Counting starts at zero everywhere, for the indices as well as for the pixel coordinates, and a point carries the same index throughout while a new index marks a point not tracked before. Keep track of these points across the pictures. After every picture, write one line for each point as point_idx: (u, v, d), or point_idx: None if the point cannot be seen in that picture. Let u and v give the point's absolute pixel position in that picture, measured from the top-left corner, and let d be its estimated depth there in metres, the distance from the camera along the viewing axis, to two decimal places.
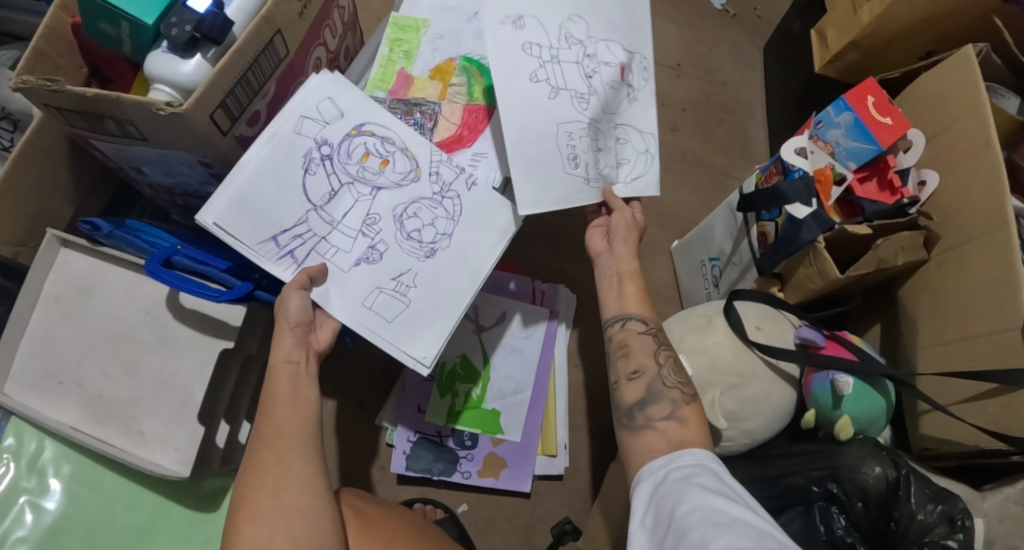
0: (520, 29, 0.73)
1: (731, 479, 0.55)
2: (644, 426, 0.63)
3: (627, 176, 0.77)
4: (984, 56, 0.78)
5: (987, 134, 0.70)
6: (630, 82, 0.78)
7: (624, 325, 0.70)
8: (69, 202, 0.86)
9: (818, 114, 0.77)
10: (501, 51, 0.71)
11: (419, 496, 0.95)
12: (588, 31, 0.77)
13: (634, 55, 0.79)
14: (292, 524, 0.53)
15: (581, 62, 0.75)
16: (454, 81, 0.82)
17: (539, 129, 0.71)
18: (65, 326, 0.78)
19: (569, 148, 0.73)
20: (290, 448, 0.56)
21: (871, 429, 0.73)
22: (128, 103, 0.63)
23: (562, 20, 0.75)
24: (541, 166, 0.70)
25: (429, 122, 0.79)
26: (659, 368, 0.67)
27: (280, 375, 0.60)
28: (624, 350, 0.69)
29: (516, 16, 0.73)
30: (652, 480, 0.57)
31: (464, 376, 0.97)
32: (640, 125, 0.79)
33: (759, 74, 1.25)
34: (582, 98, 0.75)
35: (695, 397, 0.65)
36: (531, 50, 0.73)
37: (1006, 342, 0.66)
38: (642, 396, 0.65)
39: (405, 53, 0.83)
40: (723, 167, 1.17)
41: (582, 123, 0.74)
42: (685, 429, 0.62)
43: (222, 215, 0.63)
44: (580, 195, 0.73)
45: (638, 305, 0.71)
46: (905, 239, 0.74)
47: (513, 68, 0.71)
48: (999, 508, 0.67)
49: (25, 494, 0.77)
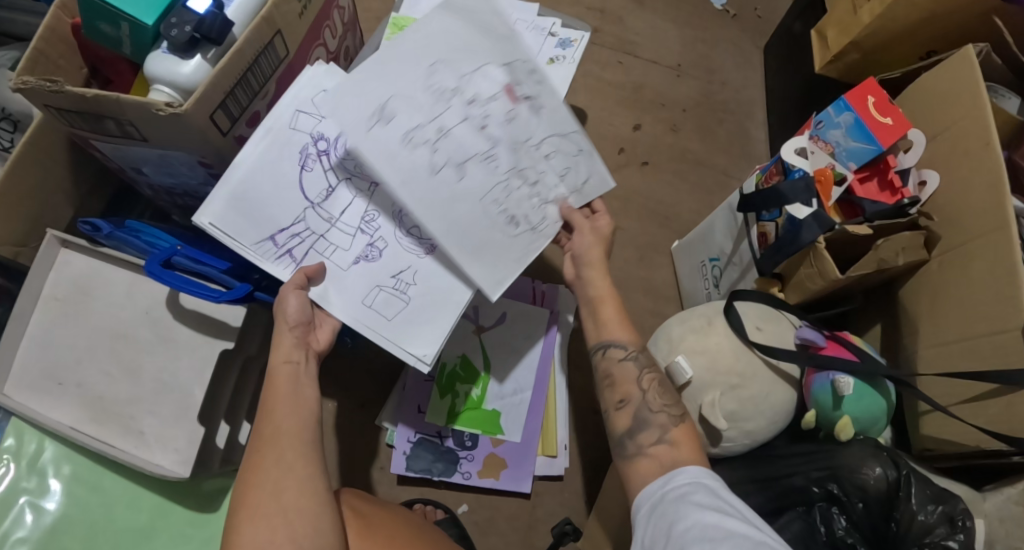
0: (390, 121, 0.63)
1: (727, 494, 0.56)
2: (637, 453, 0.62)
3: (571, 185, 0.71)
4: (985, 56, 0.78)
5: (988, 134, 0.70)
6: (524, 94, 0.68)
7: (605, 353, 0.69)
8: (69, 202, 0.86)
9: (819, 114, 0.77)
10: (386, 162, 0.62)
11: (419, 496, 0.95)
12: (457, 71, 0.65)
13: (513, 64, 0.67)
14: (291, 525, 0.53)
15: (467, 116, 0.66)
16: None
17: (465, 216, 0.65)
18: (65, 326, 0.78)
19: (504, 213, 0.67)
20: (289, 448, 0.56)
21: (872, 429, 0.73)
22: (128, 104, 0.63)
23: (426, 78, 0.65)
24: (484, 245, 0.66)
25: None
26: (644, 394, 0.66)
27: (280, 375, 0.60)
28: (609, 380, 0.68)
29: (379, 113, 0.63)
30: (649, 499, 0.58)
31: (464, 376, 0.96)
32: (560, 130, 0.69)
33: (759, 73, 1.25)
34: (489, 155, 0.66)
35: (684, 417, 0.65)
36: (414, 140, 0.63)
37: (1006, 341, 0.65)
38: (631, 425, 0.64)
39: None
40: (723, 168, 1.17)
41: (504, 181, 0.67)
42: (677, 450, 0.61)
43: (218, 214, 0.64)
44: (535, 247, 0.69)
45: (620, 329, 0.69)
46: (905, 239, 0.73)
47: (411, 173, 0.63)
48: (999, 508, 0.67)
49: (25, 494, 0.77)
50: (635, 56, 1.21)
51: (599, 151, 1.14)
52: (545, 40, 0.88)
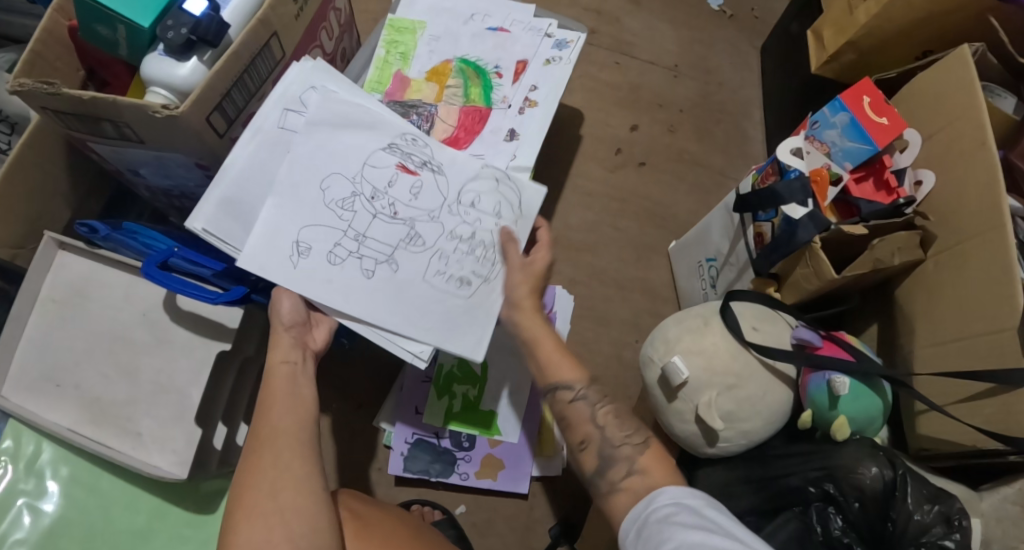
0: (310, 251, 0.66)
1: (711, 510, 0.53)
2: (610, 492, 0.60)
3: (511, 218, 0.74)
4: (980, 56, 0.78)
5: (983, 135, 0.70)
6: (419, 163, 0.72)
7: (554, 397, 0.66)
8: (67, 204, 0.86)
9: (814, 114, 0.77)
10: (324, 287, 0.66)
11: (417, 497, 0.95)
12: (350, 174, 0.70)
13: (396, 144, 0.72)
14: (288, 525, 0.53)
15: (375, 213, 0.70)
16: (450, 82, 0.85)
17: (415, 299, 0.69)
18: (63, 328, 0.78)
19: (451, 279, 0.70)
20: (287, 447, 0.56)
21: (868, 429, 0.73)
22: (124, 106, 0.63)
23: (324, 190, 0.68)
24: (444, 316, 0.69)
25: (426, 124, 0.82)
26: (603, 432, 0.64)
27: (278, 374, 0.62)
28: (565, 422, 0.66)
29: (296, 247, 0.66)
30: (634, 528, 0.56)
31: (461, 377, 0.97)
32: (469, 177, 0.74)
33: (757, 73, 1.25)
34: (411, 238, 0.71)
35: (647, 442, 0.63)
36: (339, 255, 0.67)
37: (1003, 341, 0.65)
38: (598, 464, 0.62)
39: (402, 55, 0.86)
40: (720, 168, 1.17)
41: (434, 254, 0.71)
42: (650, 477, 0.59)
43: (212, 220, 0.63)
44: (496, 294, 0.71)
45: (565, 365, 0.67)
46: (901, 238, 0.73)
47: (349, 286, 0.67)
48: (996, 508, 0.67)
49: (23, 496, 0.77)
50: (632, 57, 1.21)
51: (596, 152, 1.14)
52: (540, 41, 0.89)
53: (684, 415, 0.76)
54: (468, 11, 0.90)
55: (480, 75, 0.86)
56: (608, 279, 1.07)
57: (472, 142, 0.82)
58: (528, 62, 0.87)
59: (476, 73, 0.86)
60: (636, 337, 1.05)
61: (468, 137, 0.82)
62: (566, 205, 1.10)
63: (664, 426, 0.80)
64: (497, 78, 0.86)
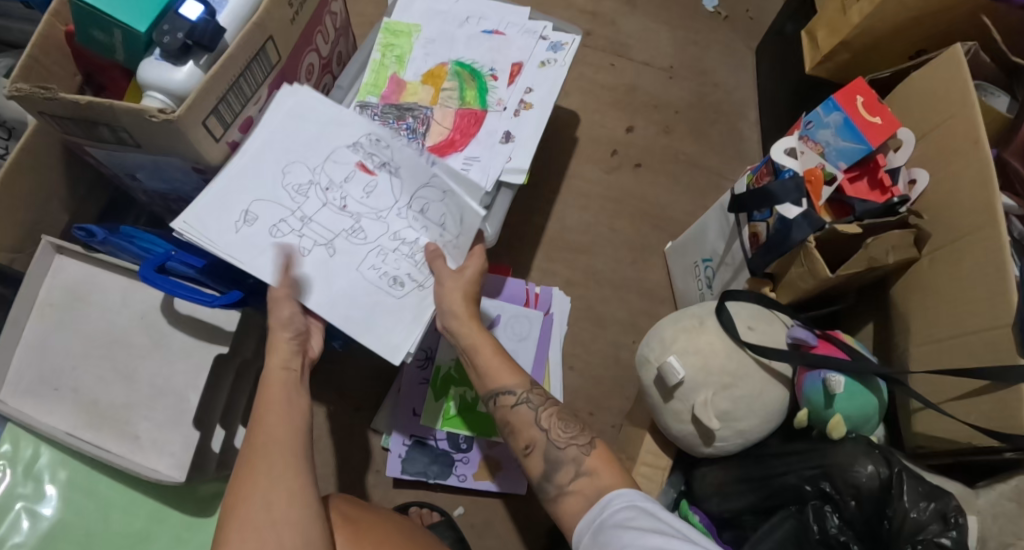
0: (256, 222, 0.68)
1: (663, 512, 0.57)
2: (559, 495, 0.64)
3: (453, 233, 0.73)
4: (973, 55, 0.79)
5: (976, 132, 0.70)
6: (379, 164, 0.73)
7: (498, 401, 0.70)
8: (64, 208, 0.86)
9: (807, 114, 0.78)
10: (258, 255, 0.66)
11: (414, 499, 0.95)
12: (310, 164, 0.71)
13: (361, 140, 0.73)
14: (282, 537, 0.53)
15: (327, 203, 0.71)
16: (445, 85, 0.86)
17: (348, 291, 0.69)
18: (61, 332, 0.79)
19: (385, 276, 0.70)
20: (281, 457, 0.57)
21: (865, 427, 0.73)
22: (120, 110, 0.64)
23: (280, 174, 0.70)
24: (371, 311, 0.68)
25: (421, 126, 0.83)
26: (547, 434, 0.67)
27: (274, 381, 0.62)
28: (509, 426, 0.70)
29: (244, 214, 0.67)
30: (590, 536, 0.59)
31: (458, 380, 0.97)
32: (423, 183, 0.73)
33: (751, 74, 1.25)
34: (355, 231, 0.71)
35: (592, 443, 0.66)
36: (281, 232, 0.68)
37: (997, 338, 0.65)
38: (545, 467, 0.66)
39: (397, 57, 0.87)
40: (716, 168, 1.18)
41: (376, 252, 0.71)
42: (597, 480, 0.63)
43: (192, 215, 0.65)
44: (425, 302, 0.70)
45: (508, 373, 0.70)
46: (894, 237, 0.74)
47: (282, 259, 0.67)
48: (993, 505, 0.67)
49: (21, 499, 0.77)
50: (628, 59, 1.21)
51: (592, 154, 1.14)
52: (534, 44, 0.89)
53: (681, 415, 0.76)
54: (463, 13, 0.91)
55: (475, 77, 0.86)
56: (605, 281, 1.08)
57: (467, 145, 0.82)
58: (523, 65, 0.88)
59: (472, 76, 0.86)
60: (633, 338, 1.05)
61: (463, 140, 0.83)
62: (562, 206, 1.11)
63: (660, 426, 0.80)
64: (492, 80, 0.86)
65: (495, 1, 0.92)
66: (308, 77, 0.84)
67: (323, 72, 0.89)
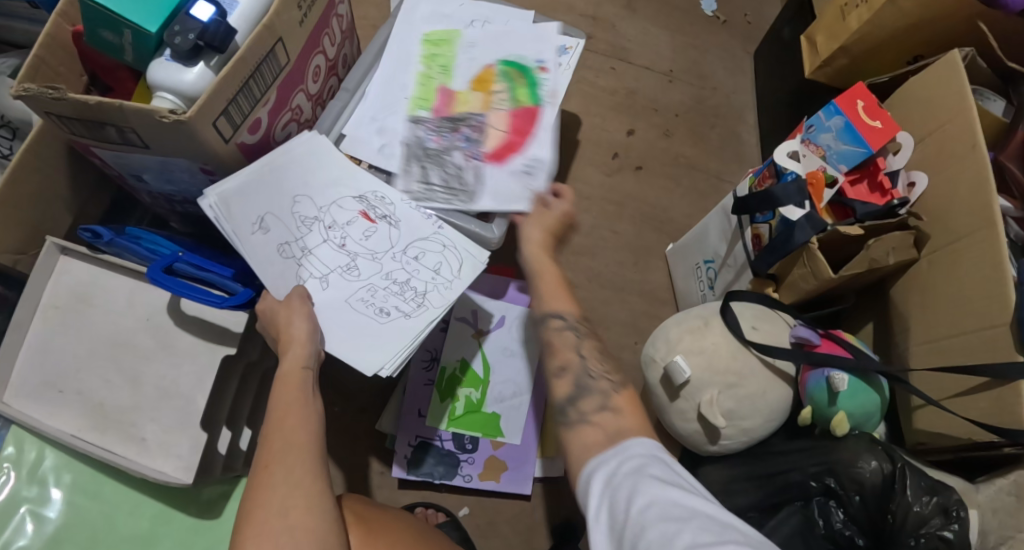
0: (266, 234, 0.72)
1: (680, 468, 0.53)
2: (579, 422, 0.60)
3: (448, 278, 0.75)
4: (971, 60, 0.80)
5: (974, 136, 0.72)
6: (381, 215, 0.78)
7: (545, 324, 0.68)
8: (68, 210, 0.86)
9: (809, 118, 0.80)
10: (263, 263, 0.71)
11: (420, 500, 0.96)
12: (318, 203, 0.76)
13: (368, 192, 0.78)
14: (298, 543, 0.53)
15: (328, 238, 0.75)
16: (495, 88, 0.87)
17: (335, 316, 0.71)
18: (66, 334, 0.78)
19: (373, 306, 0.72)
20: (299, 464, 0.57)
21: (866, 425, 0.74)
22: (130, 111, 0.64)
23: (292, 202, 0.75)
24: (358, 336, 0.71)
25: (477, 134, 0.84)
26: (583, 360, 0.65)
27: (291, 380, 0.63)
28: (548, 348, 0.67)
29: (258, 223, 0.72)
30: (594, 469, 0.54)
31: (464, 381, 0.98)
32: (421, 236, 0.77)
33: (749, 78, 1.27)
34: (350, 268, 0.75)
35: (627, 385, 0.64)
36: (287, 252, 0.73)
37: (996, 337, 0.67)
38: (571, 392, 0.63)
39: (441, 68, 0.88)
40: (715, 171, 1.19)
41: (368, 286, 0.74)
42: (620, 418, 0.60)
43: (220, 198, 0.70)
44: (412, 329, 0.71)
45: (563, 300, 0.69)
46: (896, 239, 0.75)
47: (281, 279, 0.71)
48: (992, 499, 0.68)
49: (26, 503, 0.77)
50: (627, 62, 1.23)
51: (594, 157, 1.15)
52: (542, 48, 0.90)
53: (686, 413, 0.77)
54: (468, 16, 0.91)
55: (526, 73, 0.88)
56: (607, 283, 1.08)
57: (529, 145, 0.84)
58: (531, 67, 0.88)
59: (519, 71, 0.88)
60: (635, 340, 1.06)
61: (523, 140, 0.84)
62: None
63: (666, 426, 0.82)
64: (542, 72, 0.88)
65: (497, 4, 0.93)
66: (314, 79, 0.85)
67: (329, 74, 0.89)
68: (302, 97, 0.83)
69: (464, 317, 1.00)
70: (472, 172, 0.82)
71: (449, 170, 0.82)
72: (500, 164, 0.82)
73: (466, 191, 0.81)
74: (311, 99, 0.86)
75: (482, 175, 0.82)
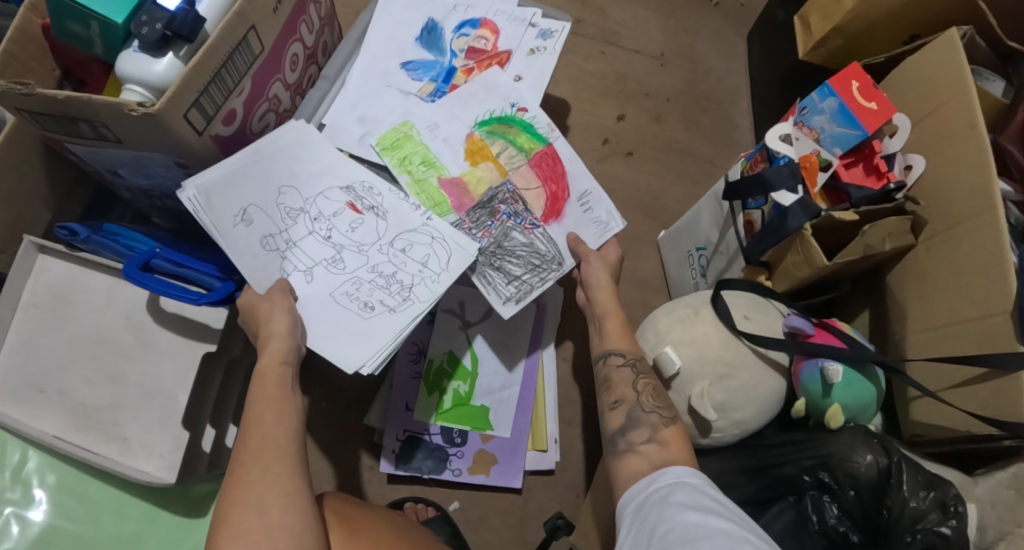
0: (250, 226, 0.70)
1: (711, 490, 0.57)
2: (627, 452, 0.64)
3: (435, 271, 0.74)
4: (969, 39, 0.78)
5: (973, 117, 0.69)
6: (368, 206, 0.75)
7: (606, 361, 0.72)
8: (46, 207, 0.84)
9: (803, 100, 0.77)
10: (245, 258, 0.68)
11: (409, 495, 0.94)
12: (305, 194, 0.74)
13: (357, 183, 0.76)
14: (274, 544, 0.51)
15: (313, 230, 0.73)
16: (495, 151, 0.82)
17: (319, 310, 0.70)
18: (45, 334, 0.77)
19: (357, 300, 0.71)
20: (275, 461, 0.55)
21: (862, 416, 0.72)
22: (99, 105, 0.62)
23: (277, 193, 0.72)
24: (342, 331, 0.69)
25: (519, 204, 0.82)
26: (638, 396, 0.68)
27: (269, 376, 0.61)
28: (607, 384, 0.71)
29: (242, 215, 0.69)
30: (633, 503, 0.58)
31: (452, 373, 0.96)
32: (409, 228, 0.75)
33: (742, 60, 1.24)
34: (335, 260, 0.73)
35: (676, 420, 0.66)
36: (270, 245, 0.70)
37: (995, 325, 0.65)
38: (624, 423, 0.66)
39: (427, 163, 0.80)
40: (708, 157, 1.17)
41: (354, 280, 0.72)
42: (666, 450, 0.62)
43: (200, 190, 0.67)
44: (397, 324, 0.69)
45: (621, 340, 0.73)
46: (892, 224, 0.73)
47: (264, 273, 0.69)
48: (991, 493, 0.66)
49: (10, 505, 0.76)
50: (618, 46, 1.20)
51: (584, 143, 1.13)
52: (524, 31, 0.89)
53: (678, 406, 0.75)
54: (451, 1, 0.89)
55: (511, 122, 0.84)
56: None
57: (569, 187, 0.84)
58: (512, 52, 0.87)
59: (501, 123, 0.83)
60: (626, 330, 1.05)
61: (560, 184, 0.83)
62: None
63: None
64: (524, 114, 0.84)
65: None
66: (292, 68, 0.83)
67: (307, 62, 0.87)
68: (279, 87, 0.81)
69: (451, 308, 0.98)
70: (542, 241, 0.81)
71: (519, 247, 0.80)
72: (558, 218, 0.83)
73: (553, 260, 0.81)
74: (289, 89, 0.84)
75: (552, 235, 0.82)
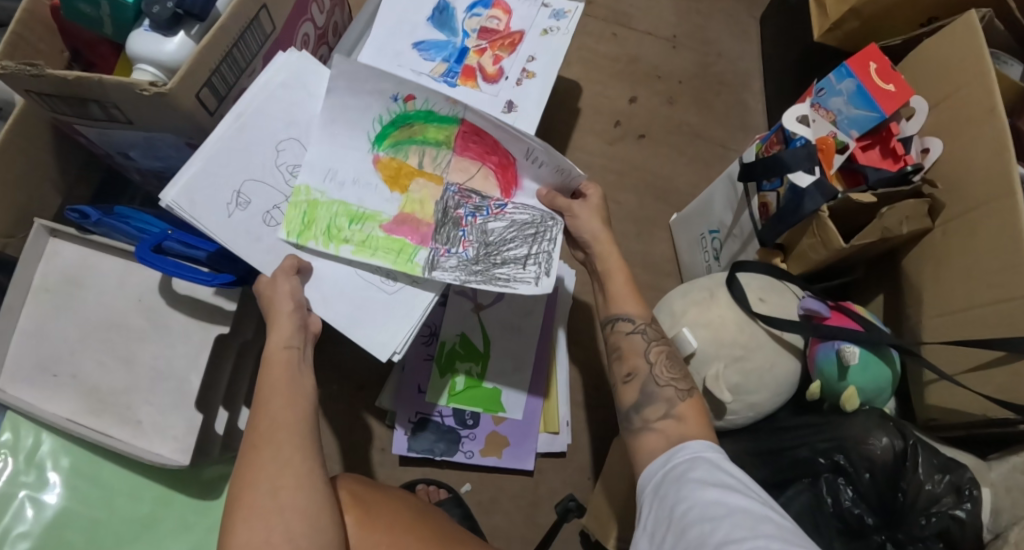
0: (249, 205, 0.65)
1: (728, 464, 0.57)
2: (643, 428, 0.63)
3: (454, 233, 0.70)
4: (988, 21, 0.78)
5: (993, 101, 0.68)
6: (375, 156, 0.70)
7: (614, 327, 0.70)
8: (57, 191, 0.84)
9: (819, 81, 0.77)
10: (249, 245, 0.65)
11: (421, 477, 0.95)
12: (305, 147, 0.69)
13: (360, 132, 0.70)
14: (291, 524, 0.52)
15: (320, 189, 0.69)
16: (415, 162, 0.71)
17: (339, 284, 0.68)
18: (58, 317, 0.77)
19: (379, 271, 0.69)
20: (287, 442, 0.55)
21: (877, 400, 0.72)
22: (110, 85, 0.61)
23: (274, 156, 0.67)
24: (366, 310, 0.67)
25: (469, 200, 0.72)
26: (651, 367, 0.67)
27: (276, 361, 0.59)
28: (618, 352, 0.69)
29: (236, 196, 0.65)
30: (652, 482, 0.59)
31: (463, 355, 0.96)
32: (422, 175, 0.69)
33: (755, 42, 1.23)
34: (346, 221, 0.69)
35: (692, 391, 0.65)
36: (273, 220, 0.67)
37: (1013, 311, 0.64)
38: (638, 398, 0.65)
39: (352, 218, 0.69)
40: (721, 140, 1.16)
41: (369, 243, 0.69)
42: (684, 425, 0.62)
43: (180, 195, 0.62)
44: (422, 300, 0.68)
45: (631, 302, 0.70)
46: (909, 207, 0.72)
47: (272, 255, 0.66)
48: (1006, 478, 0.66)
49: (24, 488, 0.76)
50: (629, 28, 1.18)
51: (595, 126, 1.12)
52: (536, 11, 0.87)
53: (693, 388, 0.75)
54: None
55: (407, 119, 0.69)
56: None
57: (509, 150, 0.70)
58: (525, 33, 0.86)
59: (401, 128, 0.70)
60: None
61: (499, 152, 0.70)
62: None
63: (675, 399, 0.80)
64: (412, 101, 0.68)
65: None
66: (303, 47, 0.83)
67: (318, 43, 0.87)
68: None
69: (463, 290, 0.98)
70: (518, 212, 0.72)
71: (505, 232, 0.71)
72: (518, 185, 0.72)
73: (545, 218, 0.72)
74: None
75: (524, 202, 0.72)
